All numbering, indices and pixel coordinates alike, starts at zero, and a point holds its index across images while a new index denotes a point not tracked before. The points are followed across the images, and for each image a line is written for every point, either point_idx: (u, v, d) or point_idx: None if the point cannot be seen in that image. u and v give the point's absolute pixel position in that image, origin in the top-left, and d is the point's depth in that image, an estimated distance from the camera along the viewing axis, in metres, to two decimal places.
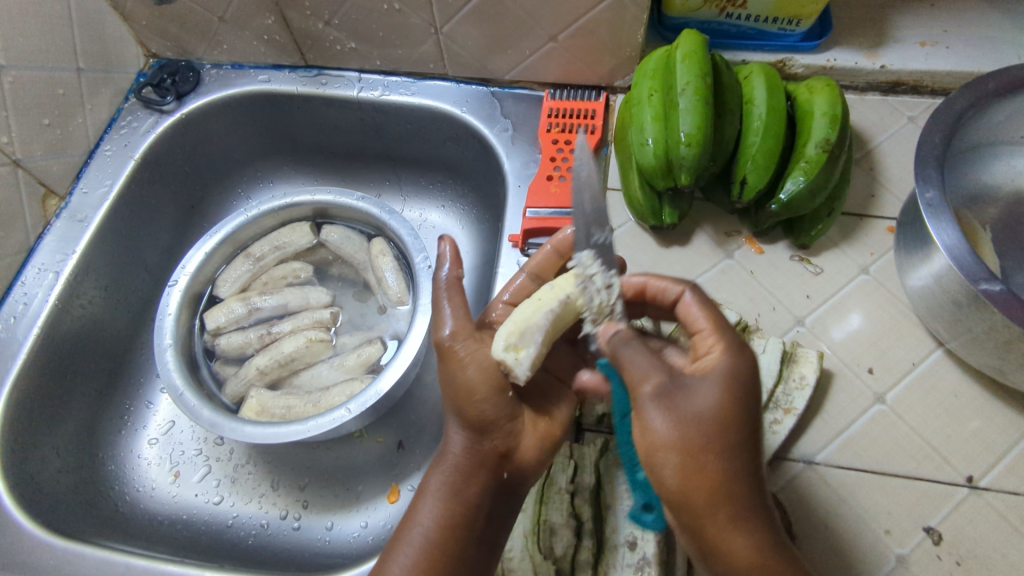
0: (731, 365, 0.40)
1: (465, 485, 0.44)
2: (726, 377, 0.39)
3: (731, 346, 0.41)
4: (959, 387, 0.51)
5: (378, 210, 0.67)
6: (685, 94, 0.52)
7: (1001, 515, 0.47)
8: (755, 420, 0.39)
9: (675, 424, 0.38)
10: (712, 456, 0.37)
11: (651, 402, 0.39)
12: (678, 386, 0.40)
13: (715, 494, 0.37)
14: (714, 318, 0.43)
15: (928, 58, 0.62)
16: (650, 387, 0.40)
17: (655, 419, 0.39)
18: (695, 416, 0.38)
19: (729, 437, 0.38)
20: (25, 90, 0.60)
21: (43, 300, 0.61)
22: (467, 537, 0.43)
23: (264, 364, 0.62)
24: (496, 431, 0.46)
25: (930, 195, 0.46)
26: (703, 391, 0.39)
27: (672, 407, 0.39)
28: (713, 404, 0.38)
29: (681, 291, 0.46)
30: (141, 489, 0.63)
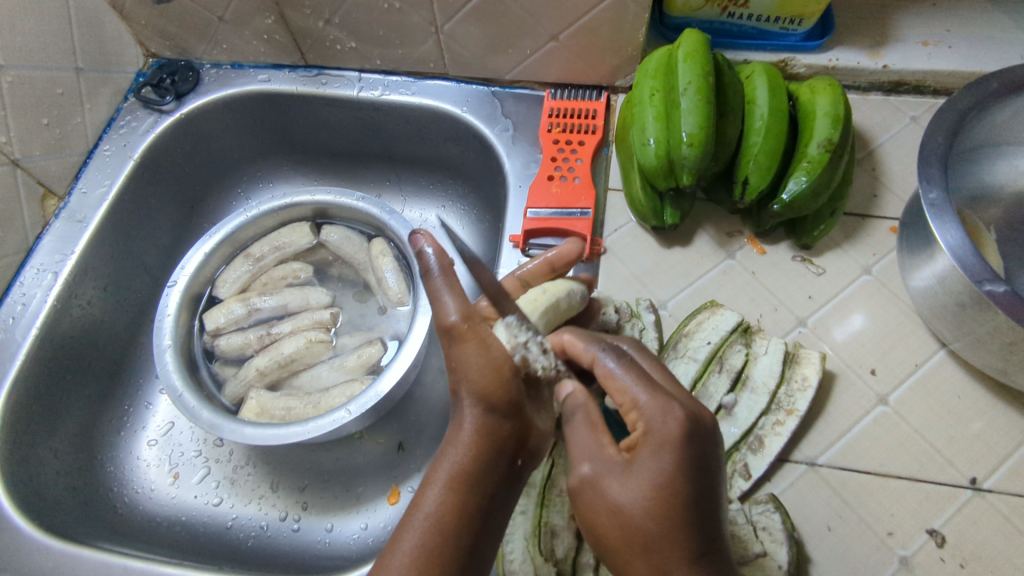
0: (653, 442, 0.38)
1: (479, 476, 0.41)
2: (649, 458, 0.38)
3: (650, 430, 0.38)
4: (962, 388, 0.51)
5: (379, 210, 0.66)
6: (687, 94, 0.51)
7: (1005, 517, 0.46)
8: (687, 494, 0.37)
9: (605, 510, 0.39)
10: (636, 548, 0.38)
11: (579, 489, 0.40)
12: (603, 473, 0.40)
13: (652, 573, 0.38)
14: (637, 378, 0.40)
15: (930, 58, 0.62)
16: (581, 471, 0.40)
17: (590, 506, 0.40)
18: (617, 505, 0.39)
19: (654, 524, 0.37)
20: (23, 90, 0.60)
21: (42, 301, 0.61)
22: (476, 530, 0.41)
23: (264, 365, 0.62)
24: (512, 418, 0.43)
25: (933, 196, 0.46)
26: (631, 478, 0.38)
27: (596, 503, 0.39)
28: (636, 491, 0.38)
29: (595, 354, 0.43)
30: (140, 490, 0.63)
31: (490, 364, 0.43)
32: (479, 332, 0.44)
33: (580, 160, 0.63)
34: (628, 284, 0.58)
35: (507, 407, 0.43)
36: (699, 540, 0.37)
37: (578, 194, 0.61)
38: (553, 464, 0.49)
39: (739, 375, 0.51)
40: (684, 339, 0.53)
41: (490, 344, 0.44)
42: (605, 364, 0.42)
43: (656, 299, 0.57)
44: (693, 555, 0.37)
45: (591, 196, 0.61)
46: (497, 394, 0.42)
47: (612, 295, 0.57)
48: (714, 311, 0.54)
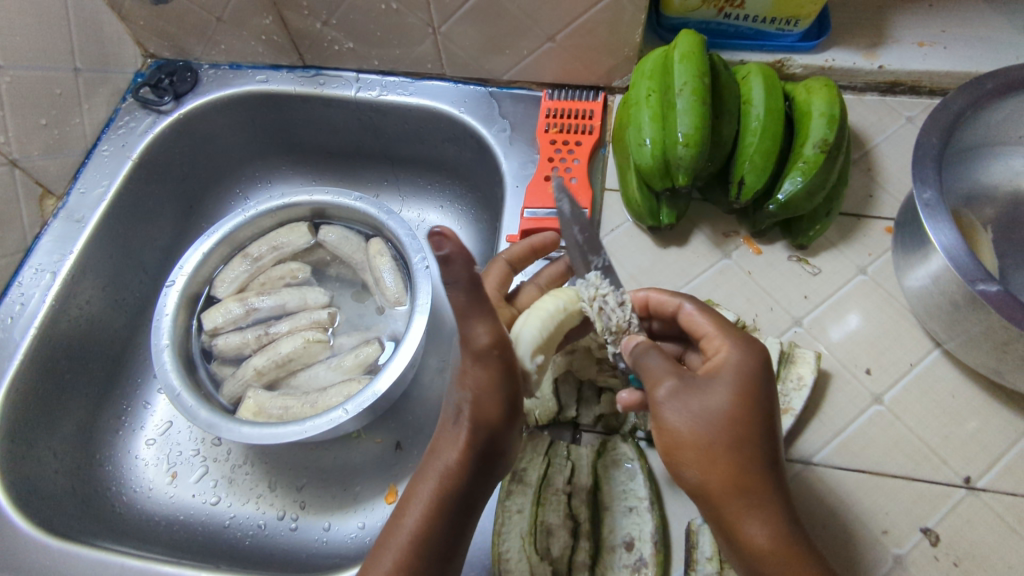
0: (738, 361, 0.40)
1: (461, 500, 0.41)
2: (732, 373, 0.39)
3: (741, 343, 0.41)
4: (957, 388, 0.51)
5: (377, 210, 0.67)
6: (683, 94, 0.52)
7: (998, 516, 0.47)
8: (768, 413, 0.39)
9: (685, 418, 0.38)
10: (729, 450, 0.38)
11: (665, 400, 0.39)
12: (689, 383, 0.39)
13: (733, 484, 0.38)
14: (715, 319, 0.43)
15: (926, 59, 0.62)
16: (667, 385, 0.39)
17: (670, 415, 0.39)
18: (709, 408, 0.38)
19: (744, 426, 0.38)
20: (22, 90, 0.60)
21: (40, 300, 0.61)
22: (453, 549, 0.41)
23: (262, 365, 0.62)
24: (503, 445, 0.42)
25: (927, 196, 0.46)
26: (715, 386, 0.39)
27: (692, 402, 0.39)
28: (724, 397, 0.39)
29: (680, 300, 0.46)
30: (138, 490, 0.63)
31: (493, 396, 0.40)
32: (499, 357, 0.39)
33: (577, 160, 0.63)
34: (624, 284, 0.58)
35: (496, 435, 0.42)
36: (772, 464, 0.39)
37: (575, 194, 0.61)
38: (549, 462, 0.49)
39: None
40: None
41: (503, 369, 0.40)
42: (686, 309, 0.45)
43: None
44: (766, 476, 0.38)
45: (587, 196, 0.61)
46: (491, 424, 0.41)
47: None
48: None
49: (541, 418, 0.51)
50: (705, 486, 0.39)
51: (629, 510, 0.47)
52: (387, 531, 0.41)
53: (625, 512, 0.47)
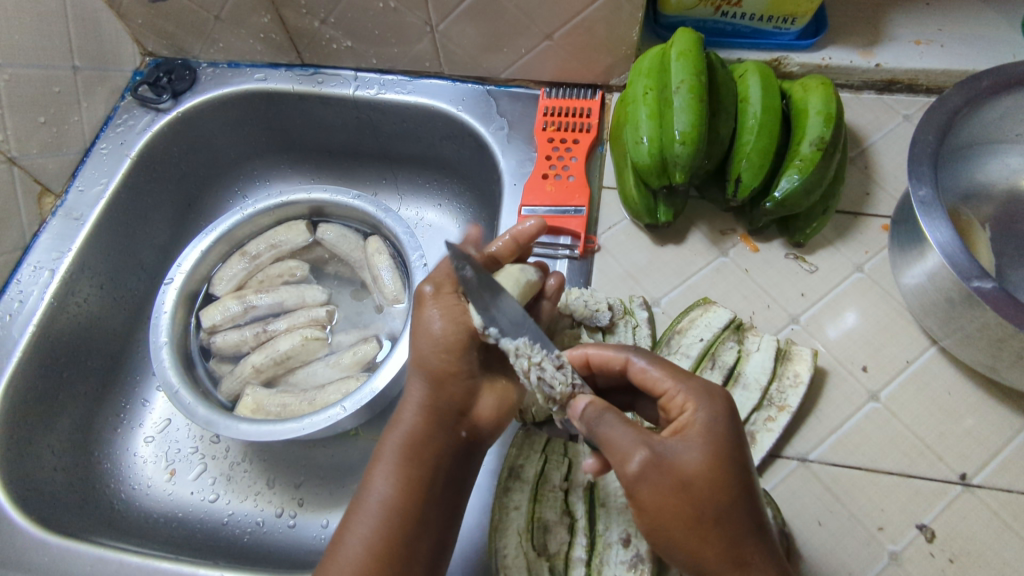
0: (706, 420, 0.39)
1: (419, 449, 0.43)
2: (702, 434, 0.38)
3: (701, 400, 0.40)
4: (952, 385, 0.51)
5: (375, 208, 0.67)
6: (680, 92, 0.52)
7: (994, 512, 0.47)
8: (743, 469, 0.38)
9: (662, 497, 0.37)
10: (711, 521, 0.37)
11: (636, 478, 0.37)
12: (660, 454, 0.38)
13: (723, 551, 0.38)
14: (670, 372, 0.41)
15: (923, 57, 0.62)
16: (637, 461, 0.37)
17: (644, 491, 0.38)
18: (685, 481, 0.37)
19: (724, 494, 0.37)
20: (21, 88, 0.60)
21: (39, 298, 0.61)
22: (421, 503, 0.43)
23: (260, 362, 0.62)
24: (460, 389, 0.45)
25: (923, 193, 0.46)
26: (684, 454, 0.38)
27: (664, 478, 0.37)
28: (698, 467, 0.37)
29: (625, 355, 0.43)
30: (136, 487, 0.63)
31: (446, 337, 0.44)
32: (443, 303, 0.45)
33: (574, 159, 0.63)
34: (621, 282, 0.58)
35: (450, 376, 0.44)
36: (755, 519, 0.38)
37: (573, 192, 0.61)
38: (547, 460, 0.49)
39: (732, 372, 0.51)
40: (677, 336, 0.54)
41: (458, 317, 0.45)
42: (637, 364, 0.43)
43: (649, 297, 0.57)
44: (749, 535, 0.38)
45: (585, 194, 0.61)
46: (441, 365, 0.44)
47: (607, 292, 0.58)
48: (706, 309, 0.54)
49: (539, 415, 0.51)
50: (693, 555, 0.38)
51: (625, 506, 0.47)
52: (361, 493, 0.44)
53: (622, 508, 0.47)
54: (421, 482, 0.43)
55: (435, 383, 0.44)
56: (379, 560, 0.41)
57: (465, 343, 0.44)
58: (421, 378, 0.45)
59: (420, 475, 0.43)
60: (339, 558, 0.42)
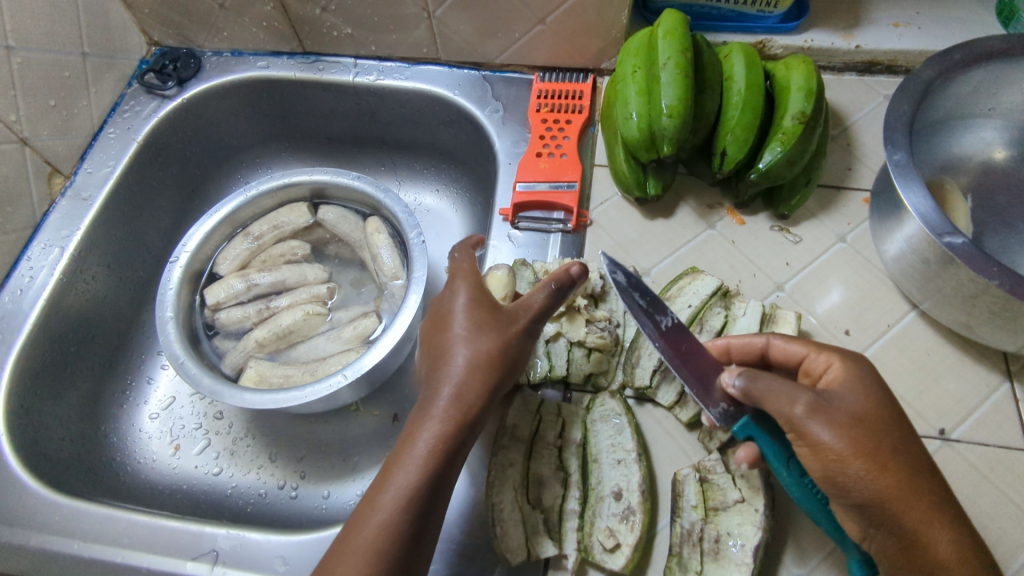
0: (856, 370, 0.42)
1: (458, 416, 0.42)
2: (853, 376, 0.41)
3: (846, 355, 0.43)
4: (931, 346, 0.53)
5: (374, 188, 0.69)
6: (667, 68, 0.54)
7: (971, 464, 0.49)
8: (901, 413, 0.40)
9: (846, 433, 0.38)
10: (887, 454, 0.38)
11: (810, 418, 0.38)
12: (824, 397, 0.39)
13: (905, 486, 0.37)
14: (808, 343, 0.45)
15: (901, 39, 0.65)
16: (805, 399, 0.39)
17: (822, 433, 0.38)
18: (854, 414, 0.39)
19: (890, 427, 0.39)
20: (32, 71, 0.62)
21: (48, 274, 0.63)
22: (446, 474, 0.41)
23: (263, 337, 0.64)
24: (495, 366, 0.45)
25: (898, 158, 0.48)
26: (847, 397, 0.40)
27: (837, 415, 0.38)
28: (862, 406, 0.39)
29: (765, 338, 0.47)
30: (142, 461, 0.65)
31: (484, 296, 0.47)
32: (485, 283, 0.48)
33: (567, 138, 0.65)
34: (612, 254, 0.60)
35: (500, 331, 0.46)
36: (923, 459, 0.39)
37: (565, 169, 0.63)
38: (542, 420, 0.51)
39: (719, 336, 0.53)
40: (667, 303, 0.55)
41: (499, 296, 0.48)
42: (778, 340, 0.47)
43: (640, 267, 0.59)
44: (923, 470, 0.38)
45: (577, 170, 0.63)
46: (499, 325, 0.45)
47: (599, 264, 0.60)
48: (694, 277, 0.56)
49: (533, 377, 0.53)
50: (879, 496, 0.37)
51: (617, 462, 0.49)
52: (395, 457, 0.41)
53: (613, 464, 0.49)
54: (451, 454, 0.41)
55: (487, 347, 0.44)
56: (411, 507, 0.39)
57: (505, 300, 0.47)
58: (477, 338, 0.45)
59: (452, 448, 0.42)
60: (373, 509, 0.39)
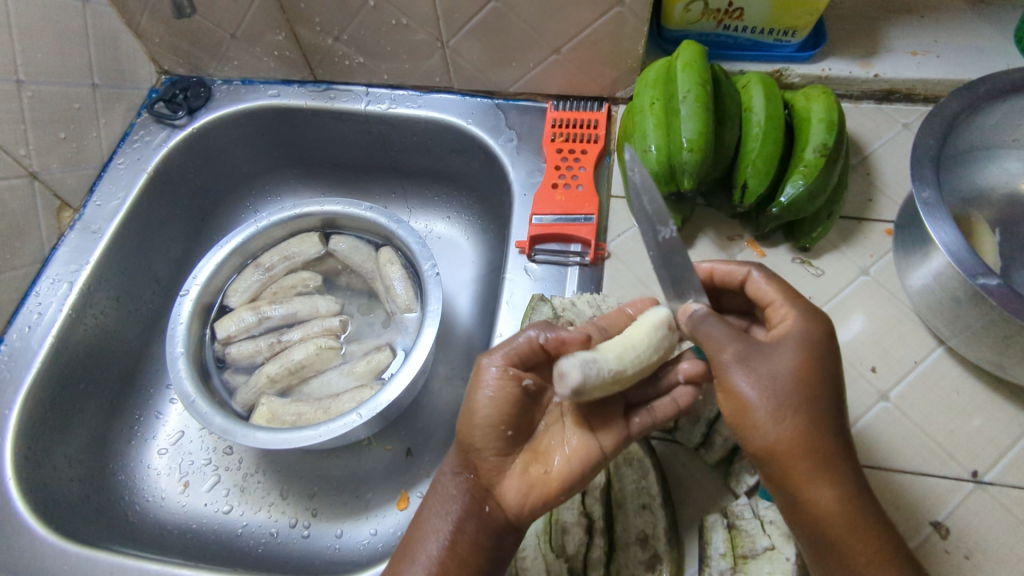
0: (805, 333, 0.40)
1: (449, 504, 0.45)
2: (806, 338, 0.40)
3: (807, 313, 0.41)
4: (961, 384, 0.52)
5: (387, 220, 0.68)
6: (686, 101, 0.53)
7: (1006, 509, 0.47)
8: (834, 378, 0.39)
9: (759, 388, 0.38)
10: (795, 414, 0.38)
11: (734, 365, 0.39)
12: (754, 350, 0.39)
13: (804, 449, 0.38)
14: (785, 290, 0.44)
15: (919, 67, 0.64)
16: (732, 350, 0.39)
17: (741, 380, 0.38)
18: (779, 372, 0.38)
19: (812, 389, 0.38)
20: (43, 105, 0.62)
21: (57, 309, 0.62)
22: (449, 564, 0.43)
23: (274, 372, 0.63)
24: (487, 460, 0.45)
25: (926, 194, 0.47)
26: (780, 351, 0.39)
27: (757, 370, 0.38)
28: (794, 364, 0.39)
29: (748, 269, 0.46)
30: (150, 499, 0.63)
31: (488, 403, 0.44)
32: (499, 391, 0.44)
33: (583, 168, 0.65)
34: (631, 287, 0.59)
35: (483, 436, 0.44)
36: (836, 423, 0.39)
37: (582, 201, 0.62)
38: None
39: None
40: None
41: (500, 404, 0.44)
42: (757, 277, 0.45)
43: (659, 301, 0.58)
44: (830, 431, 0.38)
45: (594, 202, 0.62)
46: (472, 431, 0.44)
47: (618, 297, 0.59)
48: None
49: None
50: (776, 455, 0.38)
51: (642, 507, 0.48)
52: (405, 541, 0.45)
53: (639, 510, 0.48)
54: (448, 541, 0.44)
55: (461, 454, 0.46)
56: None
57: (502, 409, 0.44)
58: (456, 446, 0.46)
59: (449, 534, 0.44)
60: None
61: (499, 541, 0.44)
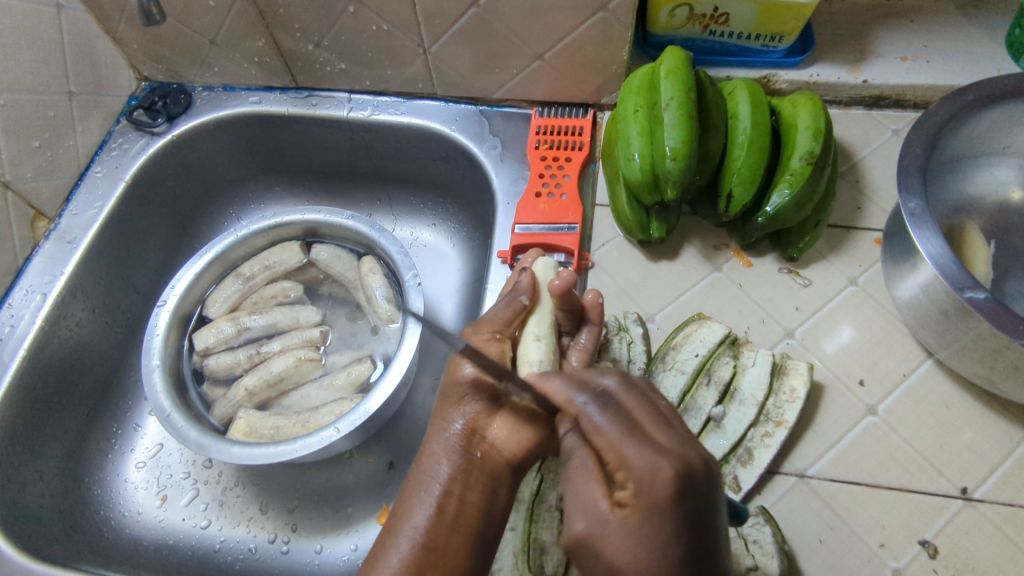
0: (643, 506, 0.33)
1: (437, 467, 0.43)
2: (643, 523, 0.33)
3: (642, 477, 0.34)
4: (949, 397, 0.51)
5: (369, 228, 0.67)
6: (670, 108, 0.52)
7: (997, 527, 0.46)
8: (692, 567, 0.33)
9: (592, 571, 0.36)
10: None
11: (573, 547, 0.36)
12: (596, 533, 0.35)
13: None
14: (623, 430, 0.35)
15: (909, 72, 0.63)
16: (576, 529, 0.36)
17: (583, 563, 0.36)
18: (613, 567, 0.34)
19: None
20: (16, 113, 0.60)
21: (30, 322, 0.60)
22: (438, 529, 0.41)
23: (253, 385, 0.62)
24: (476, 408, 0.45)
25: (913, 205, 0.46)
26: (616, 541, 0.34)
27: (594, 561, 0.35)
28: (627, 558, 0.34)
29: (578, 404, 0.37)
30: (127, 514, 0.62)
31: None
32: (489, 343, 0.46)
33: (567, 176, 0.64)
34: (616, 298, 0.58)
35: (472, 395, 0.45)
36: None
37: (565, 210, 0.61)
38: (542, 479, 0.49)
39: (728, 387, 0.51)
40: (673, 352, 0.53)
41: (494, 359, 0.46)
42: (590, 417, 0.37)
43: (644, 312, 0.57)
44: None
45: (578, 211, 0.61)
46: (461, 387, 0.45)
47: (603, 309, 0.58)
48: (701, 324, 0.55)
49: None
50: None
51: None
52: (393, 517, 0.43)
53: None
54: (437, 507, 0.42)
55: (449, 416, 0.45)
56: None
57: (495, 362, 0.46)
58: (443, 408, 0.46)
59: (437, 499, 0.42)
60: None
61: (492, 497, 0.43)
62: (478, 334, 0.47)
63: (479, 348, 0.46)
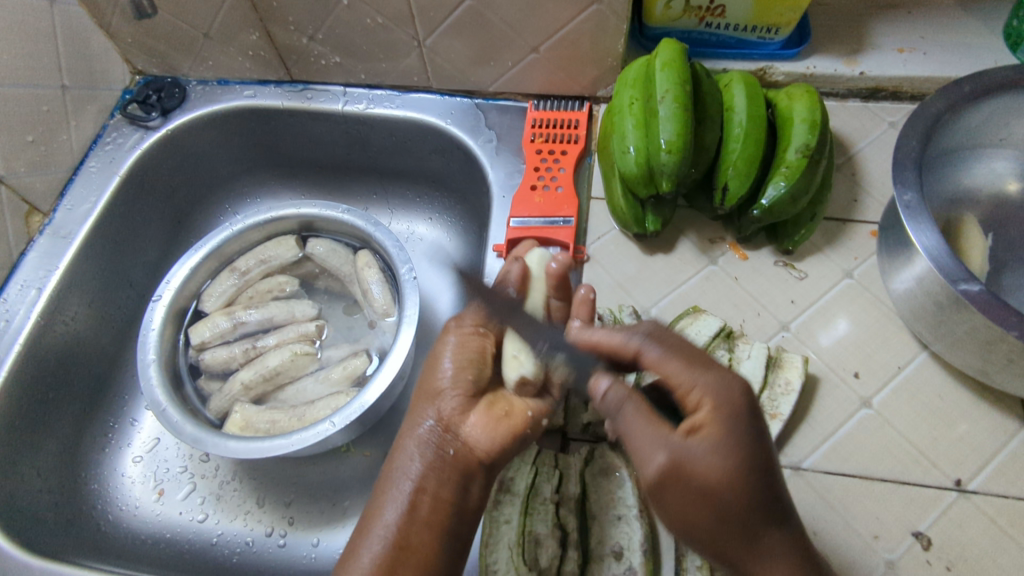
0: (726, 411, 0.37)
1: (409, 465, 0.43)
2: (728, 429, 0.36)
3: (718, 381, 0.38)
4: (944, 389, 0.51)
5: (364, 222, 0.66)
6: (665, 101, 0.52)
7: (990, 519, 0.46)
8: (770, 470, 0.37)
9: (675, 498, 0.37)
10: (726, 506, 0.36)
11: (656, 479, 0.37)
12: (682, 457, 0.37)
13: (741, 525, 0.36)
14: (686, 361, 0.39)
15: (906, 64, 0.63)
16: (657, 461, 0.37)
17: (670, 490, 0.37)
18: (705, 487, 0.36)
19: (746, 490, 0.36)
20: (9, 108, 0.60)
21: (25, 317, 0.60)
22: (410, 526, 0.41)
23: (249, 379, 0.62)
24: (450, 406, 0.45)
25: (908, 198, 0.46)
26: (706, 457, 0.36)
27: (681, 483, 0.37)
28: (719, 473, 0.36)
29: (636, 344, 0.40)
30: (124, 508, 0.62)
31: (452, 357, 0.46)
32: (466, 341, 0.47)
33: (563, 169, 0.63)
34: (611, 291, 0.58)
35: (447, 393, 0.45)
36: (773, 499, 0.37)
37: (560, 203, 0.61)
38: (537, 472, 0.49)
39: None
40: None
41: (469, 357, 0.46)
42: (650, 353, 0.40)
43: (639, 306, 0.57)
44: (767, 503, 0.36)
45: (573, 204, 0.61)
46: (438, 385, 0.46)
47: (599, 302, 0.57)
48: (697, 317, 0.55)
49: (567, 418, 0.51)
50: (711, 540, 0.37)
51: (618, 519, 0.47)
52: (366, 513, 0.43)
53: (614, 521, 0.47)
54: (408, 503, 0.42)
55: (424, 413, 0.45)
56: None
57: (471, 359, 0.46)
58: (417, 405, 0.46)
59: (409, 496, 0.42)
60: None
61: (465, 494, 0.43)
62: (455, 331, 0.48)
63: (455, 344, 0.47)
